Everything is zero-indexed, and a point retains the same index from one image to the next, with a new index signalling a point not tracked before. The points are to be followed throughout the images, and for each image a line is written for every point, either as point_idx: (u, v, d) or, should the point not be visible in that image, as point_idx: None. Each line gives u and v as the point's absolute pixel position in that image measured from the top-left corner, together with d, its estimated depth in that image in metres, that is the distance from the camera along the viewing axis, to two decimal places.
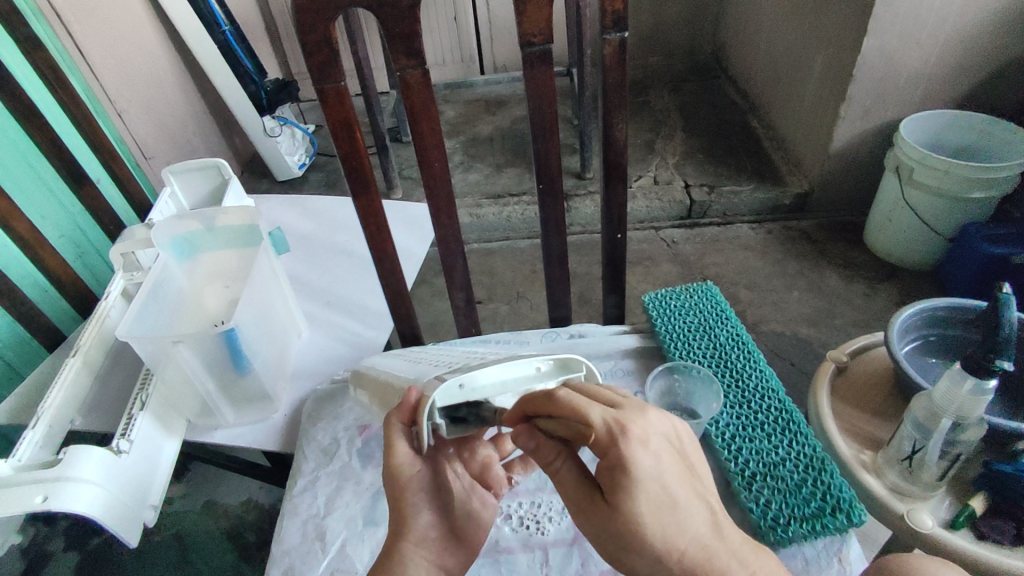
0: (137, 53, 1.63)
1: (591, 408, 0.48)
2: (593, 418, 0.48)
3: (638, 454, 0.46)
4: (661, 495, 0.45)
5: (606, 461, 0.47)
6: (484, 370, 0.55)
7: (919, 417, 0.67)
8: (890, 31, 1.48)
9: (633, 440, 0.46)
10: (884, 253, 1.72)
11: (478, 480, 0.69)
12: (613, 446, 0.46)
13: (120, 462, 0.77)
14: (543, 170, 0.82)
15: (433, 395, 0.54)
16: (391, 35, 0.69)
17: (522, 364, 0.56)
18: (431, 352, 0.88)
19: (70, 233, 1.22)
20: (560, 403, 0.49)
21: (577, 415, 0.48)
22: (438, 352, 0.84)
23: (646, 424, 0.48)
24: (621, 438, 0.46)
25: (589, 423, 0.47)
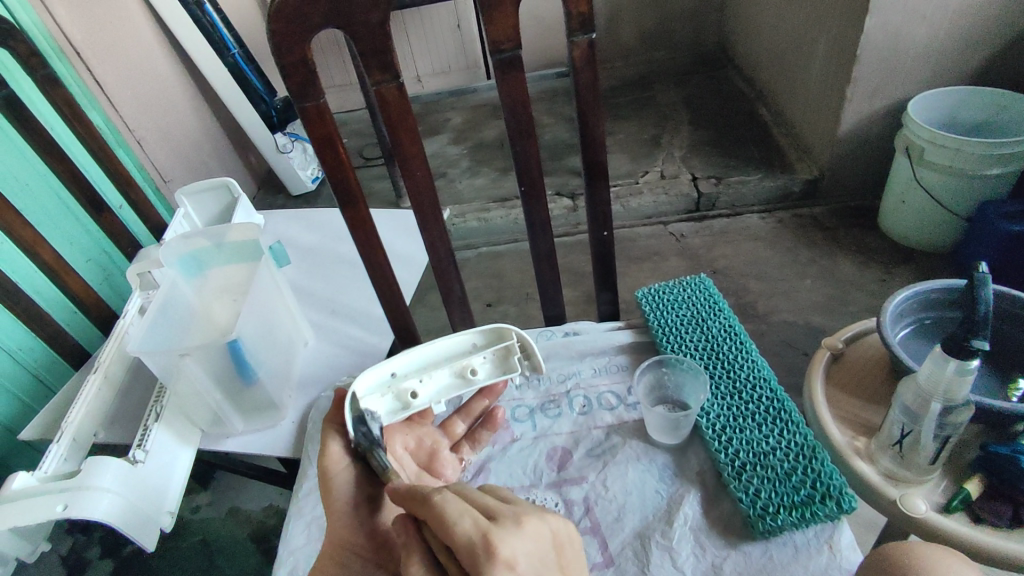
0: (152, 81, 1.71)
1: (457, 521, 0.47)
2: (460, 535, 0.46)
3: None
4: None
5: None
6: (414, 356, 0.74)
7: (907, 401, 0.66)
8: (892, 8, 1.45)
9: (498, 561, 0.44)
10: (898, 237, 1.68)
11: (426, 468, 0.77)
12: (474, 564, 0.45)
13: (135, 470, 0.81)
14: (524, 172, 0.84)
15: (368, 375, 0.71)
16: (364, 52, 0.72)
17: (447, 347, 0.75)
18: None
19: (94, 256, 1.29)
20: (433, 508, 0.49)
21: (443, 526, 0.47)
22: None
23: (515, 541, 0.46)
24: (483, 562, 0.44)
25: (456, 537, 0.46)
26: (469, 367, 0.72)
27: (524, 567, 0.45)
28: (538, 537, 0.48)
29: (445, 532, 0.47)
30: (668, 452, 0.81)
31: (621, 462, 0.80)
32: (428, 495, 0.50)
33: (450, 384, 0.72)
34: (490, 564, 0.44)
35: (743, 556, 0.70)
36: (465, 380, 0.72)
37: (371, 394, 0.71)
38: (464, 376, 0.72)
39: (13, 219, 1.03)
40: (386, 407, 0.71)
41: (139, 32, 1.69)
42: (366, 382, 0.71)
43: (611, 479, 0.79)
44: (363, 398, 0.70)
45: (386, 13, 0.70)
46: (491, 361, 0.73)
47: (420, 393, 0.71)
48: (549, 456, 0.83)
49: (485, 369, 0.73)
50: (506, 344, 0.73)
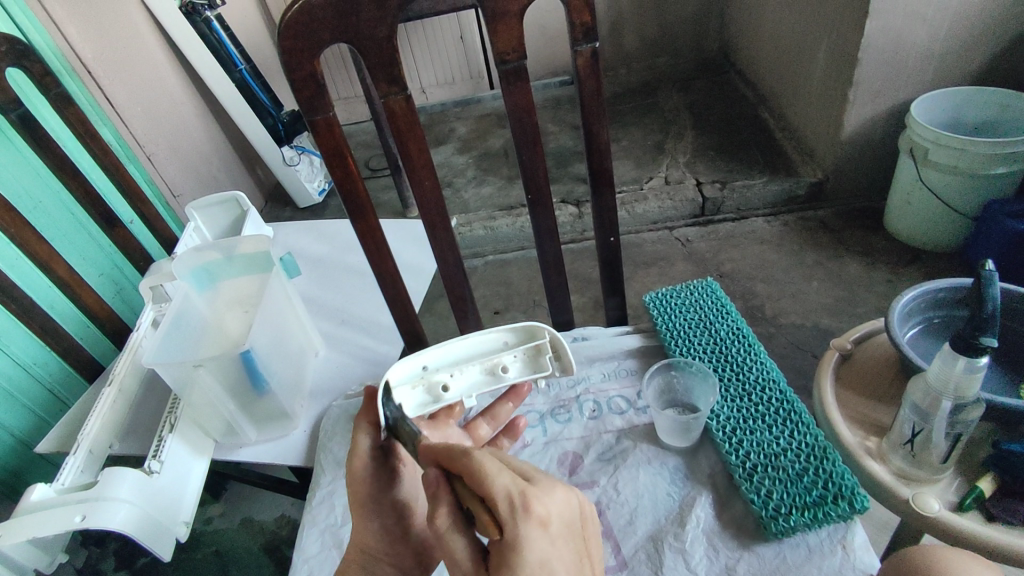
0: (162, 98, 1.74)
1: (496, 476, 0.45)
2: (497, 490, 0.44)
3: (534, 533, 0.43)
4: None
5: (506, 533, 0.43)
6: (448, 350, 0.74)
7: (917, 401, 0.66)
8: (893, 11, 1.46)
9: (534, 519, 0.44)
10: (905, 237, 1.68)
11: None
12: (511, 521, 0.43)
13: (151, 481, 0.82)
14: (531, 181, 0.85)
15: (402, 365, 0.71)
16: (372, 65, 0.73)
17: (482, 343, 0.75)
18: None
19: (107, 271, 1.31)
20: (471, 460, 0.46)
21: (480, 480, 0.45)
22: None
23: (551, 503, 0.45)
24: (521, 522, 0.43)
25: (493, 492, 0.44)
26: (502, 365, 0.72)
27: (556, 528, 0.45)
28: (567, 502, 0.47)
29: (482, 487, 0.45)
30: (679, 455, 0.81)
31: (633, 466, 0.81)
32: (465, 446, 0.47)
33: (480, 381, 0.72)
34: (528, 523, 0.43)
35: (756, 558, 0.70)
36: (496, 378, 0.72)
37: (403, 385, 0.71)
38: (496, 374, 0.72)
39: (29, 236, 1.05)
40: (417, 399, 0.71)
41: (149, 50, 1.72)
42: (398, 373, 0.71)
43: (623, 483, 0.79)
44: (396, 389, 0.70)
45: (393, 27, 0.71)
46: (521, 360, 0.73)
47: (451, 388, 0.71)
48: (560, 461, 0.83)
49: (516, 367, 0.73)
50: (537, 344, 0.73)
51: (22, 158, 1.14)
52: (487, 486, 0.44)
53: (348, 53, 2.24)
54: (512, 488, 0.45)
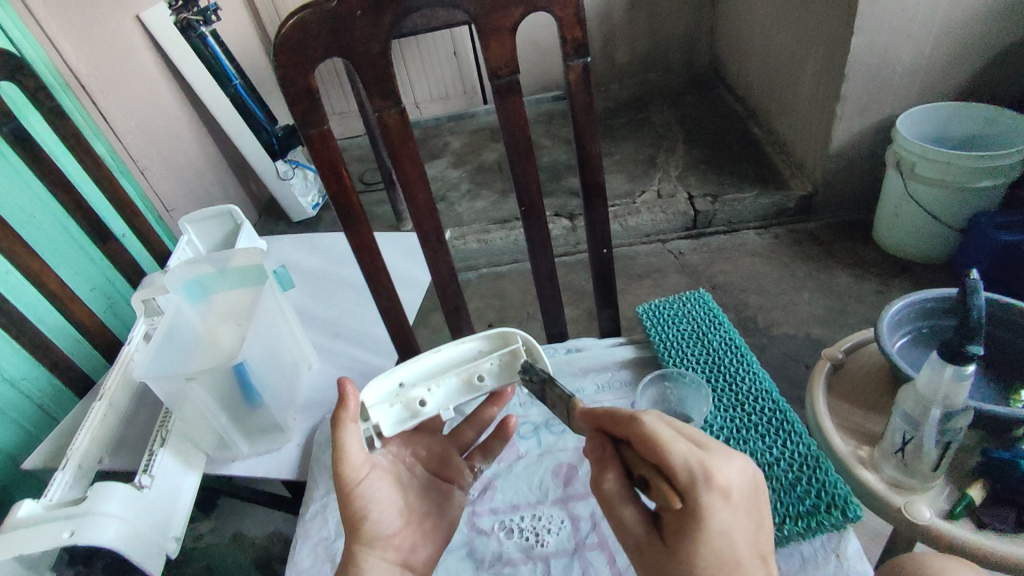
0: (156, 112, 1.74)
1: (680, 450, 0.46)
2: (679, 466, 0.46)
3: (715, 505, 0.46)
4: (730, 542, 0.47)
5: (687, 503, 0.47)
6: (421, 363, 0.74)
7: (908, 409, 0.67)
8: (877, 28, 1.49)
9: (717, 495, 0.46)
10: (893, 248, 1.70)
11: (437, 475, 0.77)
12: (694, 495, 0.46)
13: (141, 496, 0.81)
14: (524, 194, 0.86)
15: (373, 383, 0.71)
16: (367, 80, 0.74)
17: (457, 351, 0.75)
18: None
19: (99, 285, 1.31)
20: (638, 429, 0.48)
21: (661, 456, 0.47)
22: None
23: (729, 473, 0.47)
24: (704, 490, 0.46)
25: (673, 467, 0.46)
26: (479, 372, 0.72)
27: (738, 499, 0.47)
28: (744, 469, 0.48)
29: (664, 461, 0.47)
30: None
31: None
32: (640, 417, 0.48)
33: (458, 391, 0.71)
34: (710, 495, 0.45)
35: None
36: (474, 388, 0.71)
37: (378, 404, 0.70)
38: (474, 382, 0.72)
39: (20, 250, 1.04)
40: (395, 416, 0.70)
41: (144, 65, 1.73)
42: (373, 392, 0.70)
43: None
44: (372, 409, 0.69)
45: (387, 43, 0.72)
46: (497, 365, 0.72)
47: (430, 402, 0.70)
48: (555, 472, 0.83)
49: (492, 374, 0.72)
50: (510, 347, 0.73)
51: (14, 171, 1.14)
52: (670, 464, 0.46)
53: (343, 69, 2.26)
54: (689, 466, 0.46)
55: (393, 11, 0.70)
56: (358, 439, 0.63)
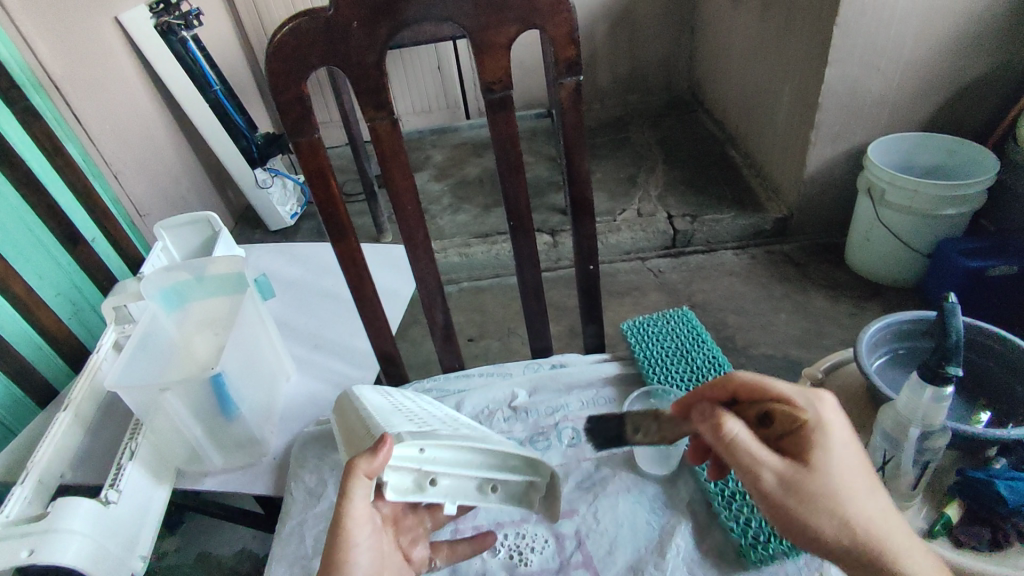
0: (132, 115, 1.70)
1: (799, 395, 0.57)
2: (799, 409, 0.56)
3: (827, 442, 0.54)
4: (851, 486, 0.53)
5: (804, 435, 0.55)
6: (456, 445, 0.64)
7: (887, 427, 0.69)
8: (850, 60, 1.55)
9: (830, 406, 0.57)
10: (865, 272, 1.75)
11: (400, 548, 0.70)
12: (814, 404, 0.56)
13: (108, 512, 0.77)
14: (513, 208, 0.86)
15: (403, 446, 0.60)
16: (360, 90, 0.74)
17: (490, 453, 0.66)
18: (394, 394, 0.85)
19: (65, 290, 1.24)
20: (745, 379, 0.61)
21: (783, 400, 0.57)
22: (406, 403, 0.81)
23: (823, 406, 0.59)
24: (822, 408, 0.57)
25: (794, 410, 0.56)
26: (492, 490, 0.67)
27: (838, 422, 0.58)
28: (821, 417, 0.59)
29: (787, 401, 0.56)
30: (658, 484, 0.80)
31: (612, 494, 0.79)
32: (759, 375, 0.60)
33: (468, 491, 0.66)
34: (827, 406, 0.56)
35: None
36: (482, 497, 0.66)
37: (396, 465, 0.61)
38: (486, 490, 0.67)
39: None
40: (403, 482, 0.62)
41: (122, 68, 1.69)
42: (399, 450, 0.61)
43: (603, 511, 0.78)
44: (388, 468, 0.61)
45: (382, 54, 0.72)
46: (512, 488, 0.68)
47: (439, 488, 0.63)
48: None
49: (502, 488, 0.68)
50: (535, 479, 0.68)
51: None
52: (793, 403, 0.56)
53: (327, 79, 2.25)
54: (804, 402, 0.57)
55: (389, 23, 0.70)
56: (365, 493, 0.58)
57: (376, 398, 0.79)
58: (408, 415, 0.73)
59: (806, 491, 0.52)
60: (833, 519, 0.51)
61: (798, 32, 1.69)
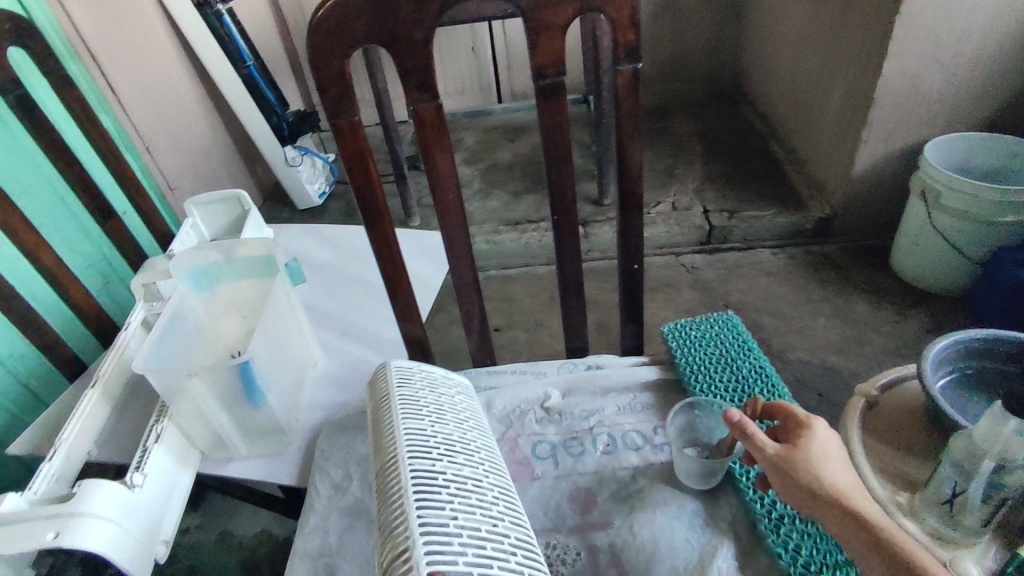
0: (165, 87, 1.69)
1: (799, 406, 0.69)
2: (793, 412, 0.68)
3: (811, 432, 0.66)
4: (830, 464, 0.63)
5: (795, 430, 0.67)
6: None
7: (958, 457, 0.65)
8: (912, 54, 1.46)
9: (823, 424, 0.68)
10: (911, 277, 1.66)
11: None
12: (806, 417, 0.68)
13: (134, 496, 0.76)
14: (558, 200, 0.82)
15: None
16: (405, 69, 0.70)
17: None
18: (431, 413, 0.76)
19: (96, 262, 1.25)
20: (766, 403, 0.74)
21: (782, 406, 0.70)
22: (443, 436, 0.73)
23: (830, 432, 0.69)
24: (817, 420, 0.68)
25: (790, 412, 0.68)
26: None
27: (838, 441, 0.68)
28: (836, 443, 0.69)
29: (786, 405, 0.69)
30: (699, 499, 0.76)
31: (649, 508, 0.75)
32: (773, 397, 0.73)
33: None
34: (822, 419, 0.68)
35: None
36: None
37: None
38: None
39: (16, 223, 1.00)
40: None
41: (157, 40, 1.68)
42: None
43: (639, 526, 0.74)
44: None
45: (430, 32, 0.68)
46: None
47: None
48: (573, 498, 0.78)
49: None
50: None
51: (19, 145, 1.09)
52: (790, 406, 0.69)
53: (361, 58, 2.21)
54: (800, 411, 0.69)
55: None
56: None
57: (410, 432, 0.71)
58: (446, 494, 0.64)
59: (787, 458, 0.63)
60: (808, 481, 0.61)
61: (855, 22, 1.60)
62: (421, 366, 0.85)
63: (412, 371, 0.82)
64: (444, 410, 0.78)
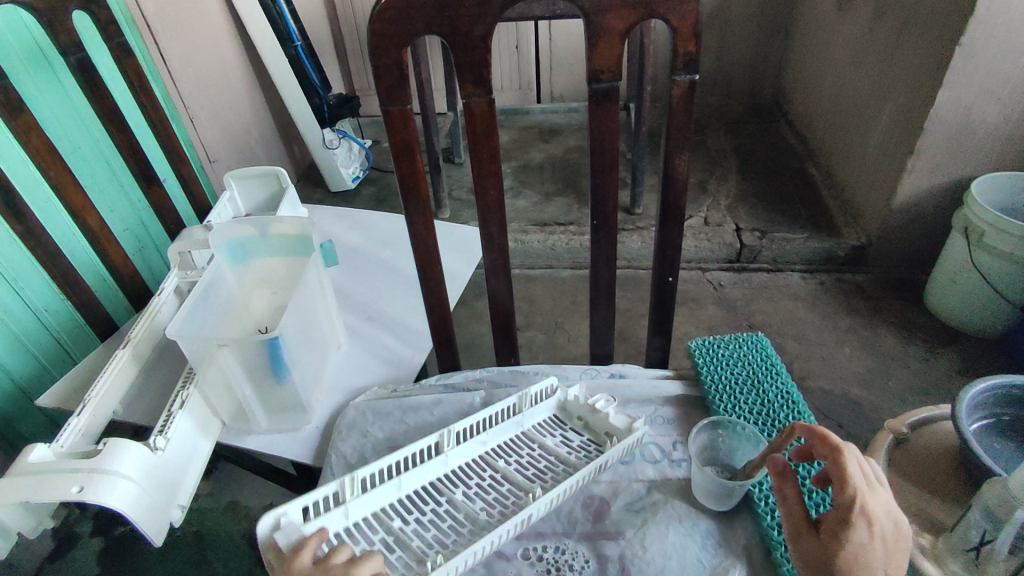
0: (215, 61, 1.72)
1: (860, 479, 0.58)
2: (850, 490, 0.58)
3: (858, 529, 0.58)
4: (865, 571, 0.57)
5: (840, 517, 0.59)
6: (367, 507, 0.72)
7: (989, 503, 0.64)
8: (967, 86, 1.43)
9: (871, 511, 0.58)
10: (944, 315, 1.62)
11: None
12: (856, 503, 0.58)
13: (155, 458, 0.78)
14: (600, 205, 0.82)
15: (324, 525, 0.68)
16: (461, 63, 0.70)
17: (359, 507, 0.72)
18: (531, 458, 0.83)
19: (132, 226, 1.29)
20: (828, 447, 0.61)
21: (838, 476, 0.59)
22: (511, 473, 0.80)
23: (883, 503, 0.59)
24: (869, 501, 0.58)
25: (843, 495, 0.59)
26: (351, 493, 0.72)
27: (885, 521, 0.58)
28: (894, 515, 0.59)
29: (841, 481, 0.59)
30: (713, 519, 0.75)
31: (662, 523, 0.75)
32: (839, 444, 0.61)
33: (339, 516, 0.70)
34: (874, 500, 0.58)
35: None
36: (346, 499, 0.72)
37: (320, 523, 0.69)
38: (338, 505, 0.71)
39: (66, 182, 1.02)
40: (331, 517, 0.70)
41: (210, 15, 1.71)
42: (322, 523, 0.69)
43: (650, 539, 0.73)
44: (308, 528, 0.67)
45: (491, 27, 0.68)
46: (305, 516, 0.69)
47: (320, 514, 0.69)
48: (585, 504, 0.78)
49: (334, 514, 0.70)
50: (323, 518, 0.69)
51: (91, 136, 1.18)
52: (845, 486, 0.58)
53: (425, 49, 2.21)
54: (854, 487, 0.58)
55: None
56: (309, 553, 0.62)
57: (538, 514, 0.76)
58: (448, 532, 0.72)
59: (811, 556, 0.60)
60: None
61: (908, 51, 1.57)
62: (558, 402, 0.90)
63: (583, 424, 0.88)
64: (527, 449, 0.84)
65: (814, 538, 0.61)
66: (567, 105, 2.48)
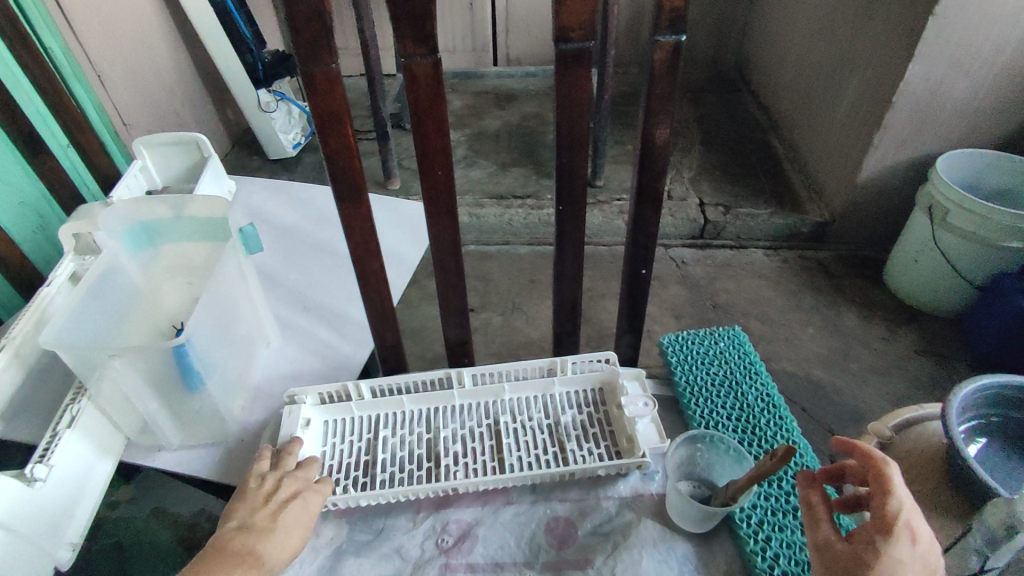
0: (124, 7, 1.49)
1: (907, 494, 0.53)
2: (894, 503, 0.53)
3: (900, 543, 0.52)
4: None
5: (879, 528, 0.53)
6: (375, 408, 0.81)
7: (991, 526, 0.57)
8: (940, 59, 1.37)
9: (910, 529, 0.53)
10: (903, 293, 1.60)
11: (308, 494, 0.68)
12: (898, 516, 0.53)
13: (34, 492, 0.65)
14: (566, 186, 0.71)
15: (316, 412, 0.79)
16: (398, 15, 0.57)
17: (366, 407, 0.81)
18: (510, 438, 0.78)
19: (32, 200, 1.09)
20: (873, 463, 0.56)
21: (884, 486, 0.54)
22: (504, 433, 0.78)
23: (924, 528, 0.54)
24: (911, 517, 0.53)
25: (886, 506, 0.53)
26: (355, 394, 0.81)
27: (926, 546, 0.52)
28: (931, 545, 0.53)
29: (886, 491, 0.54)
30: (691, 542, 0.68)
31: (635, 548, 0.68)
32: (885, 459, 0.56)
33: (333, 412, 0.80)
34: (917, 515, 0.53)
35: None
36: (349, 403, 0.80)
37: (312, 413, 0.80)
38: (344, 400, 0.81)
39: None
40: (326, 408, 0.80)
41: None
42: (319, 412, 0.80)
43: (622, 568, 0.66)
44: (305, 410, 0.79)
45: None
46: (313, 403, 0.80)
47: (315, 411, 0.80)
48: (549, 528, 0.71)
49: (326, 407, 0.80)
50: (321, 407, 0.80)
51: None
52: (890, 496, 0.53)
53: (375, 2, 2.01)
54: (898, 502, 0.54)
55: None
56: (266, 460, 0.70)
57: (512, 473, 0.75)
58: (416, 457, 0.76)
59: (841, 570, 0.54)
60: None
61: (879, 19, 1.49)
62: (605, 379, 0.83)
63: (609, 413, 0.80)
64: (536, 413, 0.81)
65: (844, 549, 0.56)
66: (523, 69, 2.32)
